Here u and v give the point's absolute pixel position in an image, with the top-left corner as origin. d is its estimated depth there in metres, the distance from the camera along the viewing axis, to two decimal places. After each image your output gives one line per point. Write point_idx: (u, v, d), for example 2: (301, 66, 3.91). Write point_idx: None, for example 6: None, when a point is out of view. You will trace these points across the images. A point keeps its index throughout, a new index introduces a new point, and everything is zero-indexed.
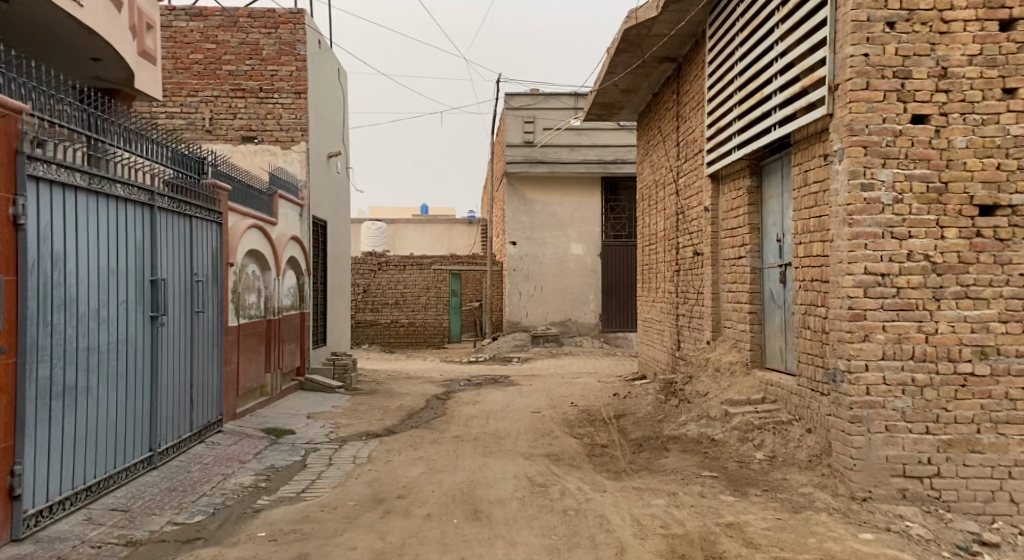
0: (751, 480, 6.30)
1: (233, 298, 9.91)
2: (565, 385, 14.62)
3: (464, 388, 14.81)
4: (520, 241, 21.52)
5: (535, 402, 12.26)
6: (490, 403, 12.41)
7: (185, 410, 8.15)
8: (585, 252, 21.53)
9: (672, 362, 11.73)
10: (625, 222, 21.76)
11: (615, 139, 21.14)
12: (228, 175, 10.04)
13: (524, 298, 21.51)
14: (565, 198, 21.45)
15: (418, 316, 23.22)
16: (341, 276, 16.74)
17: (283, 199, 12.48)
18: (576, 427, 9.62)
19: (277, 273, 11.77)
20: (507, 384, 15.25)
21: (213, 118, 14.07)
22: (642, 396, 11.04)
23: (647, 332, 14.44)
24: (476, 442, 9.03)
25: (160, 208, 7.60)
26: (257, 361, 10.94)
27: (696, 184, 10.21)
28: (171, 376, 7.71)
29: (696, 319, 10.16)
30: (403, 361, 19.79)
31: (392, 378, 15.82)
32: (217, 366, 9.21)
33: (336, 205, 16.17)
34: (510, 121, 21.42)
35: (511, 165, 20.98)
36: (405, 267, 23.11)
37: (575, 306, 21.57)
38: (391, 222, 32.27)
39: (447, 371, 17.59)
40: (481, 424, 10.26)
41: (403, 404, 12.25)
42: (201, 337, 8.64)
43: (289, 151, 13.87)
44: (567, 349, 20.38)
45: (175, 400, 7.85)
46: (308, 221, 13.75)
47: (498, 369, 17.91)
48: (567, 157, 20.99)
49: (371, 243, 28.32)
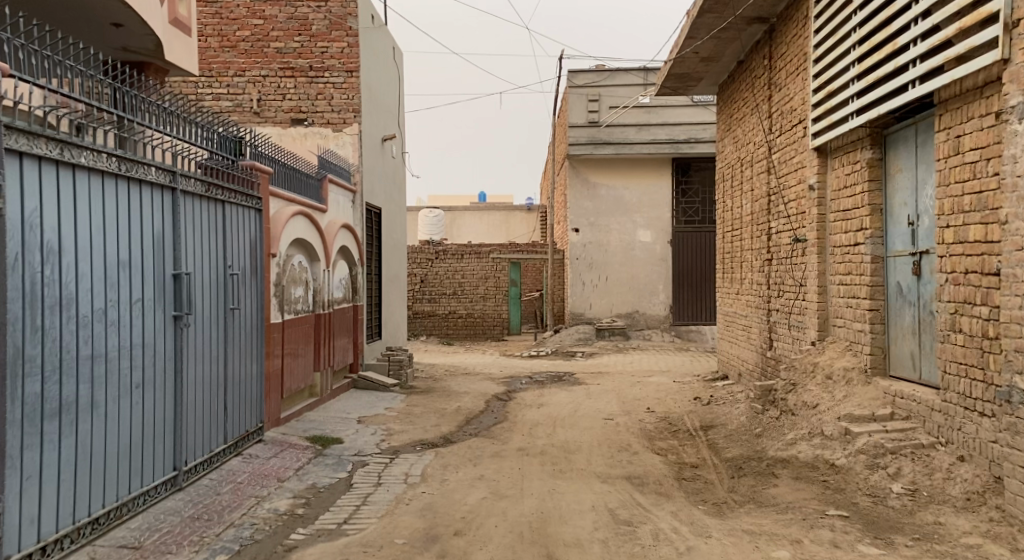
0: (894, 526, 5.05)
1: (276, 292, 8.88)
2: (637, 385, 13.41)
3: (526, 387, 13.72)
4: (583, 228, 20.40)
5: (606, 406, 11.08)
6: (556, 406, 11.29)
7: (219, 422, 7.12)
8: (654, 240, 20.23)
9: (765, 363, 10.89)
10: (698, 206, 20.25)
11: (689, 117, 19.70)
12: (267, 157, 8.96)
13: (587, 288, 20.42)
14: (632, 180, 20.21)
15: (476, 307, 22.21)
16: (396, 266, 15.76)
17: (333, 183, 11.50)
18: (657, 441, 8.44)
19: (327, 265, 10.74)
20: (573, 383, 14.11)
21: (260, 99, 13.12)
22: (730, 403, 9.77)
23: (730, 330, 13.25)
24: (545, 457, 7.90)
25: (185, 191, 6.58)
26: (304, 362, 9.91)
27: (796, 160, 9.34)
28: (201, 383, 6.72)
29: (802, 318, 9.01)
30: (461, 355, 18.81)
31: (449, 374, 14.83)
32: (258, 366, 8.21)
33: (391, 189, 15.11)
34: (573, 100, 20.28)
35: (574, 147, 19.84)
36: (462, 256, 22.14)
37: (644, 297, 20.30)
38: (449, 210, 31.29)
39: (507, 366, 16.52)
40: (548, 433, 9.17)
41: (461, 406, 11.20)
42: (239, 335, 7.64)
43: (341, 134, 12.80)
44: (635, 343, 19.18)
45: (208, 410, 6.87)
46: (361, 207, 12.76)
47: (561, 365, 16.79)
48: (635, 138, 19.74)
49: (428, 231, 27.40)
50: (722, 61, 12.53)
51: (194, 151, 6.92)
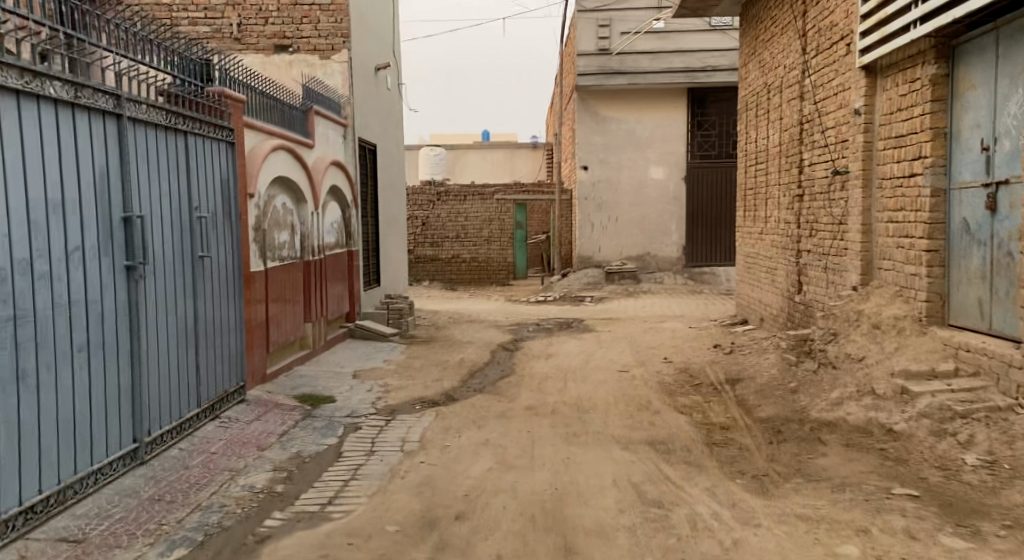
0: (977, 511, 4.27)
1: (255, 237, 7.96)
2: (651, 332, 12.62)
3: (533, 335, 12.93)
4: (592, 166, 19.40)
5: (621, 355, 10.30)
6: (566, 356, 10.51)
7: (191, 384, 6.28)
8: (666, 178, 19.24)
9: (793, 308, 10.08)
10: (715, 139, 19.21)
11: (707, 42, 18.50)
12: (243, 82, 8.03)
13: (596, 230, 19.51)
14: (644, 115, 19.15)
15: (481, 251, 21.31)
16: (396, 207, 14.85)
17: (320, 116, 10.53)
18: (680, 396, 7.66)
19: (315, 207, 9.84)
20: (583, 330, 13.31)
21: (241, 23, 12.05)
22: (757, 353, 8.95)
23: (752, 273, 12.39)
24: (557, 417, 7.12)
25: (134, 120, 5.65)
26: (293, 316, 9.02)
27: (838, 82, 8.43)
28: (165, 340, 5.89)
29: (841, 260, 8.16)
30: (465, 300, 18.01)
31: (452, 322, 14.01)
32: (236, 315, 7.34)
33: (387, 124, 14.12)
34: (583, 26, 19.08)
35: (582, 79, 18.80)
36: (465, 198, 21.17)
37: (655, 238, 19.39)
38: (452, 149, 30.25)
39: (513, 312, 15.73)
40: (559, 387, 8.40)
41: (465, 357, 10.41)
42: (211, 283, 6.77)
43: (328, 62, 11.79)
44: (646, 287, 18.37)
45: (175, 371, 6.03)
46: (352, 143, 11.81)
47: (570, 310, 15.97)
48: (648, 67, 18.59)
49: (429, 171, 26.39)
50: None
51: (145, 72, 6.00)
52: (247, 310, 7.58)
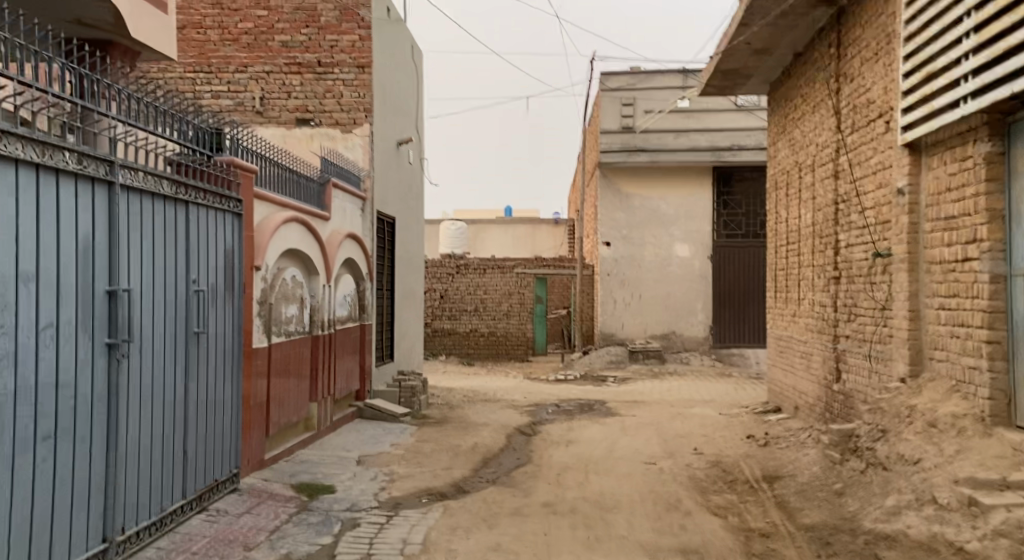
0: None
1: (260, 311, 7.48)
2: (678, 418, 11.94)
3: (553, 417, 12.28)
4: (615, 242, 18.98)
5: (647, 445, 9.67)
6: (588, 444, 9.87)
7: (177, 474, 5.72)
8: (692, 255, 18.76)
9: (832, 397, 9.43)
10: (741, 219, 18.74)
11: (732, 122, 18.25)
12: (253, 151, 7.63)
13: (619, 307, 19.00)
14: (668, 191, 18.79)
15: (499, 325, 20.75)
16: (413, 281, 14.37)
17: (339, 187, 10.15)
18: (712, 496, 7.07)
19: (327, 281, 9.39)
20: (606, 414, 12.65)
21: (263, 97, 11.77)
22: (794, 448, 8.29)
23: (785, 358, 11.76)
24: (578, 518, 6.53)
25: (130, 188, 5.24)
26: (296, 396, 8.48)
27: (876, 161, 7.88)
28: (148, 427, 5.36)
29: (886, 349, 7.55)
30: (483, 377, 17.40)
31: (468, 401, 13.39)
32: (234, 395, 6.82)
33: (406, 197, 13.71)
34: (606, 104, 18.85)
35: (606, 155, 18.52)
36: (485, 271, 20.77)
37: (681, 316, 18.81)
38: (474, 223, 30.05)
39: (533, 392, 15.10)
40: (581, 482, 7.79)
41: (479, 441, 9.78)
42: (208, 362, 6.26)
43: (350, 136, 11.41)
44: (671, 368, 17.73)
45: (159, 460, 5.49)
46: (371, 217, 11.41)
47: (592, 390, 15.32)
48: (672, 145, 18.31)
49: (450, 244, 26.09)
50: (776, 54, 11.06)
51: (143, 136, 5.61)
52: (246, 388, 7.05)
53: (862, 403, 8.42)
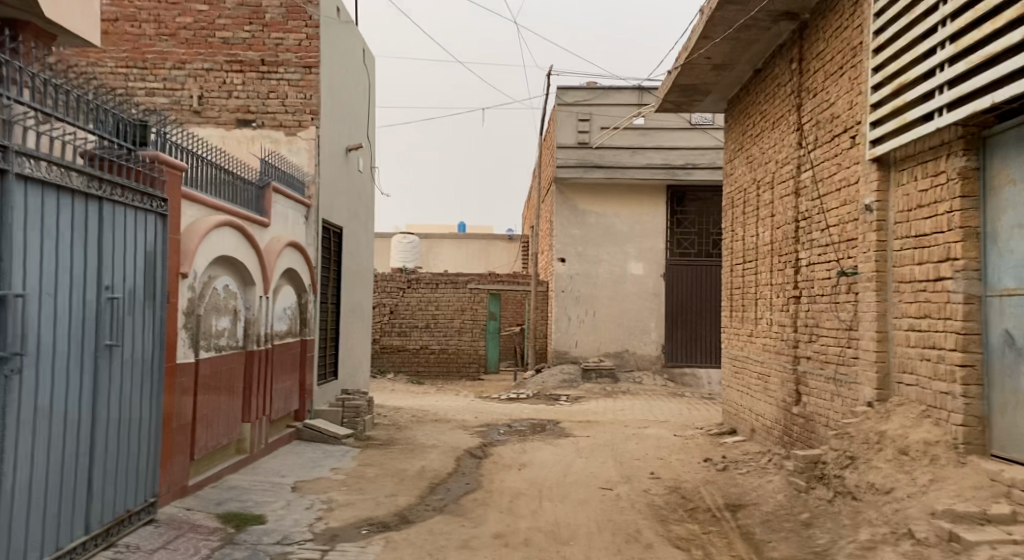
0: None
1: (186, 323, 7.08)
2: (633, 440, 11.58)
3: (504, 438, 11.82)
4: (570, 258, 18.63)
5: (602, 469, 9.28)
6: (540, 467, 9.43)
7: (73, 499, 5.25)
8: (647, 272, 18.52)
9: (790, 420, 9.09)
10: (694, 238, 18.56)
11: (687, 140, 18.11)
12: (181, 149, 7.18)
13: (573, 325, 18.62)
14: (623, 208, 18.55)
15: (451, 342, 20.26)
16: (360, 295, 13.78)
17: (278, 192, 9.61)
18: (673, 526, 6.78)
19: (266, 292, 8.90)
20: (558, 435, 12.20)
21: (202, 95, 11.19)
22: (755, 474, 7.99)
23: (740, 379, 11.46)
24: (533, 552, 6.16)
25: (25, 180, 4.81)
26: (226, 416, 8.02)
27: (838, 177, 7.55)
28: (37, 445, 4.90)
29: (853, 372, 7.22)
30: (433, 395, 16.87)
31: (416, 421, 12.86)
32: (155, 412, 6.36)
33: (354, 206, 13.13)
34: (562, 118, 18.53)
35: (561, 170, 18.16)
36: (438, 286, 20.30)
37: (635, 335, 18.52)
38: (426, 237, 29.49)
39: (483, 410, 14.61)
40: (535, 511, 7.39)
41: (426, 464, 9.30)
42: (124, 381, 5.84)
43: (295, 139, 10.98)
44: (624, 387, 17.42)
45: (51, 483, 5.03)
46: (315, 225, 10.94)
47: (545, 410, 14.89)
48: (628, 162, 18.06)
49: (401, 258, 25.51)
50: (736, 69, 10.80)
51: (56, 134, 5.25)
52: (166, 402, 6.58)
53: (824, 428, 8.07)
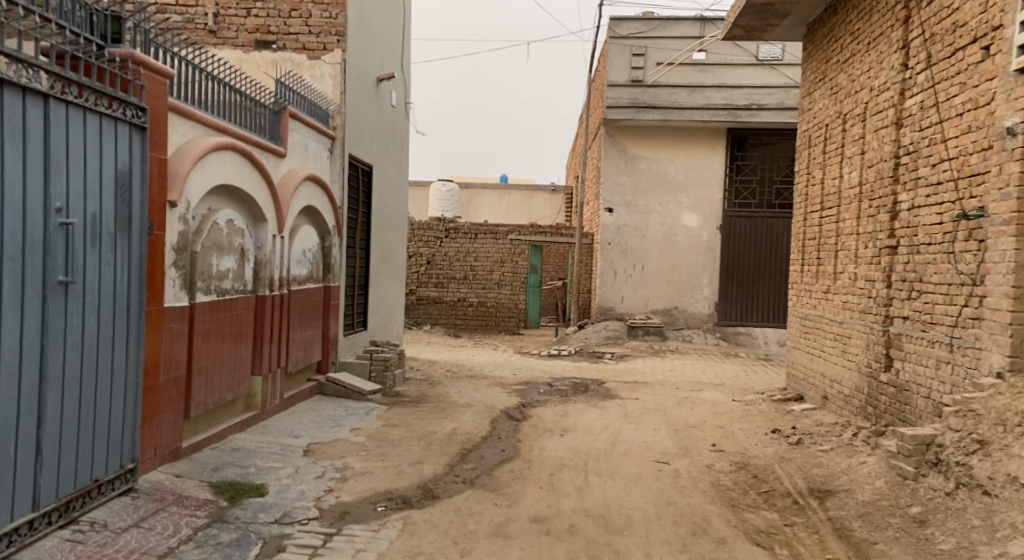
0: None
1: (178, 263, 5.92)
2: (687, 405, 10.44)
3: (544, 399, 10.75)
4: (618, 208, 17.38)
5: (656, 439, 8.16)
6: (585, 434, 8.35)
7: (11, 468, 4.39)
8: (701, 224, 17.19)
9: (874, 396, 8.23)
10: (755, 186, 17.19)
11: (751, 79, 16.66)
12: (164, 51, 5.98)
13: (619, 279, 17.43)
14: (678, 153, 17.21)
15: (489, 295, 19.16)
16: (393, 240, 12.68)
17: (298, 119, 8.39)
18: (748, 514, 5.64)
19: (281, 231, 7.57)
20: (604, 397, 11.09)
21: (217, 13, 10.02)
22: (847, 457, 6.75)
23: (812, 340, 10.36)
24: (579, 544, 5.08)
25: None
26: (233, 369, 6.83)
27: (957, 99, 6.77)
28: None
29: (958, 337, 6.37)
30: (468, 350, 15.87)
31: (449, 377, 11.84)
32: (133, 362, 5.31)
33: (386, 142, 11.95)
34: (614, 53, 17.07)
35: (612, 111, 16.80)
36: (475, 236, 19.17)
37: (685, 290, 17.29)
38: (465, 187, 28.40)
39: (522, 368, 13.55)
40: (581, 488, 6.30)
41: (457, 426, 8.25)
42: (88, 327, 4.87)
43: (318, 63, 9.71)
44: (673, 346, 16.26)
45: None
46: (340, 161, 9.72)
47: (588, 369, 13.82)
48: (686, 101, 16.67)
49: (439, 207, 24.40)
50: None
51: (15, 27, 4.45)
52: (149, 343, 5.50)
53: (923, 401, 7.26)
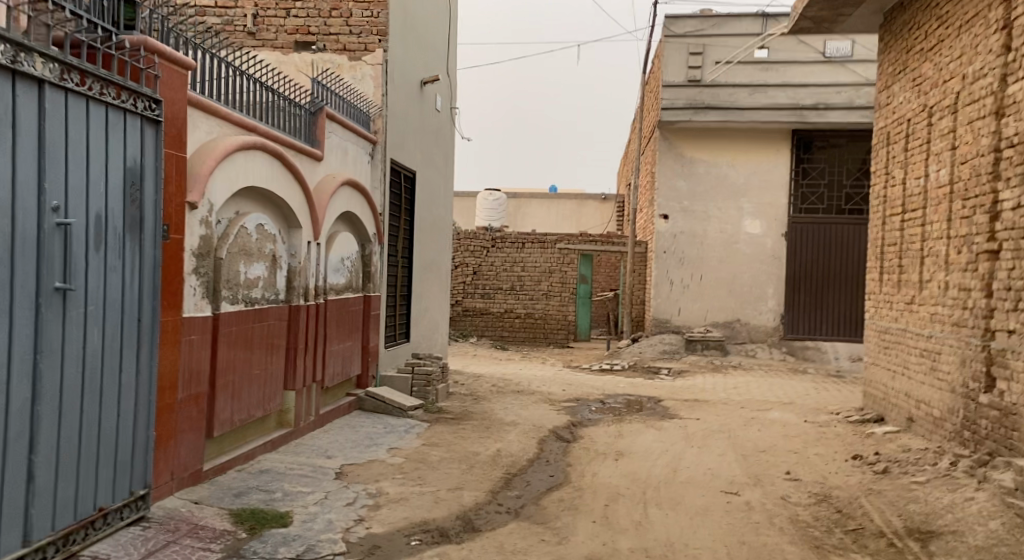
0: None
1: (200, 270, 5.34)
2: (754, 426, 9.63)
3: (598, 417, 10.06)
4: (674, 215, 16.62)
5: (722, 465, 7.41)
6: (643, 458, 7.65)
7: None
8: (764, 232, 16.33)
9: (971, 420, 7.59)
10: (824, 191, 16.19)
11: (816, 77, 15.78)
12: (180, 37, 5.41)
13: (676, 289, 16.65)
14: (737, 158, 16.40)
15: (538, 306, 18.51)
16: (437, 248, 12.09)
17: (341, 123, 7.78)
18: None
19: (316, 237, 6.92)
20: (662, 415, 10.34)
21: (257, 14, 9.29)
22: (952, 493, 5.98)
23: (893, 356, 9.51)
24: None
25: None
26: (264, 386, 6.18)
27: None
28: None
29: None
30: (517, 363, 15.23)
31: (497, 392, 11.20)
32: (143, 378, 4.75)
33: (430, 145, 11.32)
34: (670, 52, 16.33)
35: (668, 112, 16.06)
36: (523, 245, 18.58)
37: (747, 302, 16.42)
38: (514, 196, 27.84)
39: (575, 383, 12.86)
40: (640, 522, 5.60)
41: (503, 446, 7.61)
42: (91, 337, 4.34)
43: (358, 64, 9.00)
44: (734, 361, 15.42)
45: None
46: (382, 166, 9.03)
47: (643, 384, 13.07)
48: (746, 102, 15.86)
49: (487, 216, 23.86)
50: None
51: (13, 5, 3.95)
52: (165, 357, 4.96)
53: None
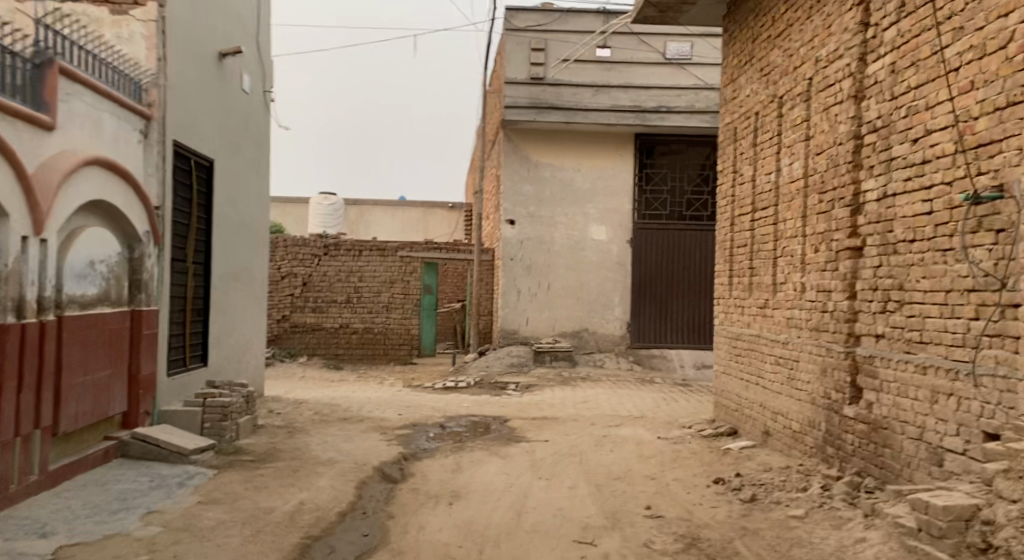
0: None
1: None
2: (608, 448, 8.56)
3: (432, 447, 8.71)
4: (520, 220, 15.52)
5: (575, 504, 6.23)
6: (480, 499, 6.35)
7: None
8: (610, 238, 15.54)
9: (834, 435, 6.78)
10: (666, 196, 15.64)
11: (659, 78, 15.17)
12: None
13: (523, 299, 15.56)
14: (583, 160, 15.55)
15: (377, 320, 16.97)
16: (247, 256, 10.36)
17: (98, 89, 6.04)
18: None
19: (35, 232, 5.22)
20: (507, 440, 9.12)
21: None
22: (839, 531, 5.10)
23: (745, 365, 8.70)
24: None
25: None
26: None
27: (951, 53, 5.62)
28: None
29: (978, 362, 5.31)
30: (349, 384, 13.67)
31: (317, 422, 9.62)
32: None
33: (232, 136, 9.57)
34: (512, 46, 15.20)
35: (511, 111, 14.88)
36: (360, 254, 17.00)
37: (595, 310, 15.56)
38: (356, 203, 26.05)
39: (412, 405, 11.45)
40: None
41: (307, 496, 6.10)
42: None
43: (125, 20, 7.12)
44: (583, 373, 14.48)
45: None
46: (161, 149, 7.16)
47: (489, 403, 11.84)
48: (590, 102, 15.01)
49: (322, 223, 22.11)
50: None
51: None
52: None
53: (905, 442, 5.91)
